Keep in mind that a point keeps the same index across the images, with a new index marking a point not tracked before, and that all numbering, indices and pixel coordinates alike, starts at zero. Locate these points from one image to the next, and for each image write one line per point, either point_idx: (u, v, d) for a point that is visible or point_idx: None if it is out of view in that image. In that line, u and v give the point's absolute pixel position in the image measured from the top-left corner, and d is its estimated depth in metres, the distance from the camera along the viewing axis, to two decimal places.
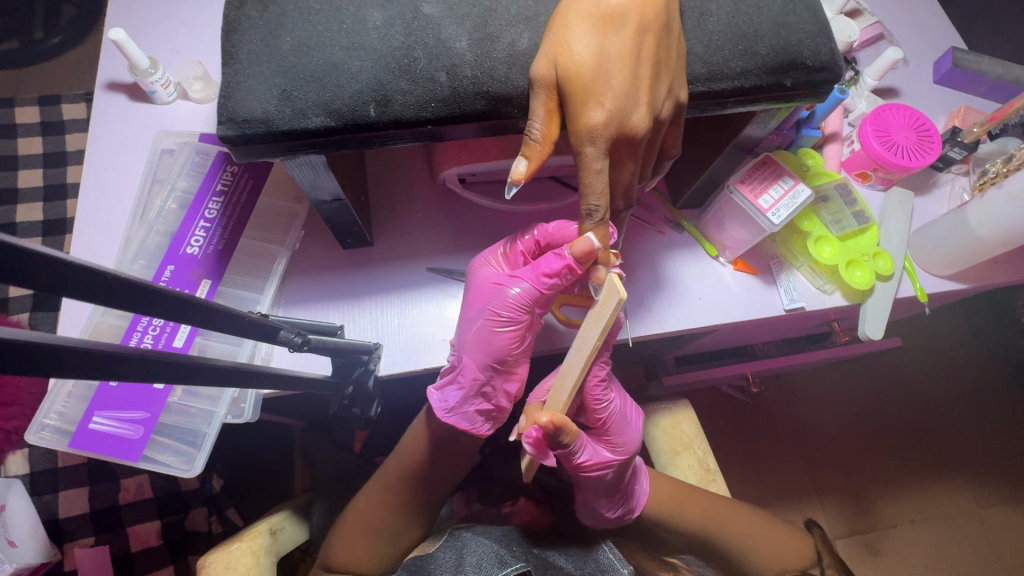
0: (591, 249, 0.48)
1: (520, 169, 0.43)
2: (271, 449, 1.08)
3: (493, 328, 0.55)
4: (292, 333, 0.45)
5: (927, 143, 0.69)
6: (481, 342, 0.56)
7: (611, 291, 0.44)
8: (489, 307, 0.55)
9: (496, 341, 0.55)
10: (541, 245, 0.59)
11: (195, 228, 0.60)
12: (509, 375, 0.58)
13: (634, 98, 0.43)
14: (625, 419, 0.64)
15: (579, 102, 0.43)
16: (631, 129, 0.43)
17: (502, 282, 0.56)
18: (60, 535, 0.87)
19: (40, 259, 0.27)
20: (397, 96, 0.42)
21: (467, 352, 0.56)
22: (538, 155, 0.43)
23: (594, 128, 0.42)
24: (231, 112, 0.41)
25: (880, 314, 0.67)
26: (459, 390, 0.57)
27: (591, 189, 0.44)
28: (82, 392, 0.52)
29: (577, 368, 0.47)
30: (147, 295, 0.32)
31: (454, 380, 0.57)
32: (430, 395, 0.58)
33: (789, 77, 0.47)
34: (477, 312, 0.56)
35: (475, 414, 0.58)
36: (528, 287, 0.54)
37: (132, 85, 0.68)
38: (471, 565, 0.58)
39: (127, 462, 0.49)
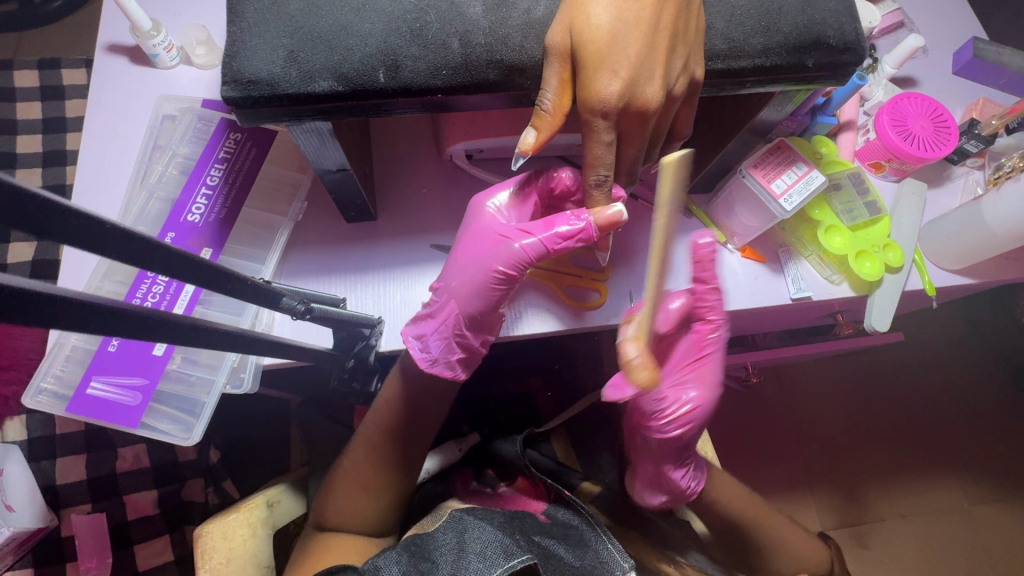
0: (617, 222, 0.50)
1: (527, 140, 0.43)
2: (268, 425, 1.08)
3: (490, 280, 0.53)
4: (294, 300, 0.44)
5: (944, 134, 0.68)
6: (476, 293, 0.54)
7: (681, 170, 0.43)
8: (490, 258, 0.53)
9: (492, 293, 0.54)
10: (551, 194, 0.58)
11: (196, 194, 0.60)
12: (490, 329, 0.57)
13: (648, 72, 0.43)
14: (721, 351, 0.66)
15: (593, 73, 0.42)
16: (643, 103, 0.43)
17: (508, 236, 0.54)
18: (57, 501, 0.87)
19: (39, 204, 0.26)
20: (407, 61, 0.41)
21: (455, 300, 0.54)
22: (548, 127, 0.43)
23: (606, 100, 0.42)
24: (235, 72, 0.40)
25: (887, 306, 0.66)
26: (440, 339, 0.55)
27: (600, 160, 0.46)
28: (81, 357, 0.51)
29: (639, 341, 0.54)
30: (150, 250, 0.31)
31: (435, 327, 0.55)
32: (410, 344, 0.55)
33: (811, 57, 0.46)
34: (477, 260, 0.54)
35: (452, 364, 0.56)
36: (535, 243, 0.53)
37: (134, 48, 0.66)
38: (474, 552, 0.56)
39: (125, 428, 0.49)
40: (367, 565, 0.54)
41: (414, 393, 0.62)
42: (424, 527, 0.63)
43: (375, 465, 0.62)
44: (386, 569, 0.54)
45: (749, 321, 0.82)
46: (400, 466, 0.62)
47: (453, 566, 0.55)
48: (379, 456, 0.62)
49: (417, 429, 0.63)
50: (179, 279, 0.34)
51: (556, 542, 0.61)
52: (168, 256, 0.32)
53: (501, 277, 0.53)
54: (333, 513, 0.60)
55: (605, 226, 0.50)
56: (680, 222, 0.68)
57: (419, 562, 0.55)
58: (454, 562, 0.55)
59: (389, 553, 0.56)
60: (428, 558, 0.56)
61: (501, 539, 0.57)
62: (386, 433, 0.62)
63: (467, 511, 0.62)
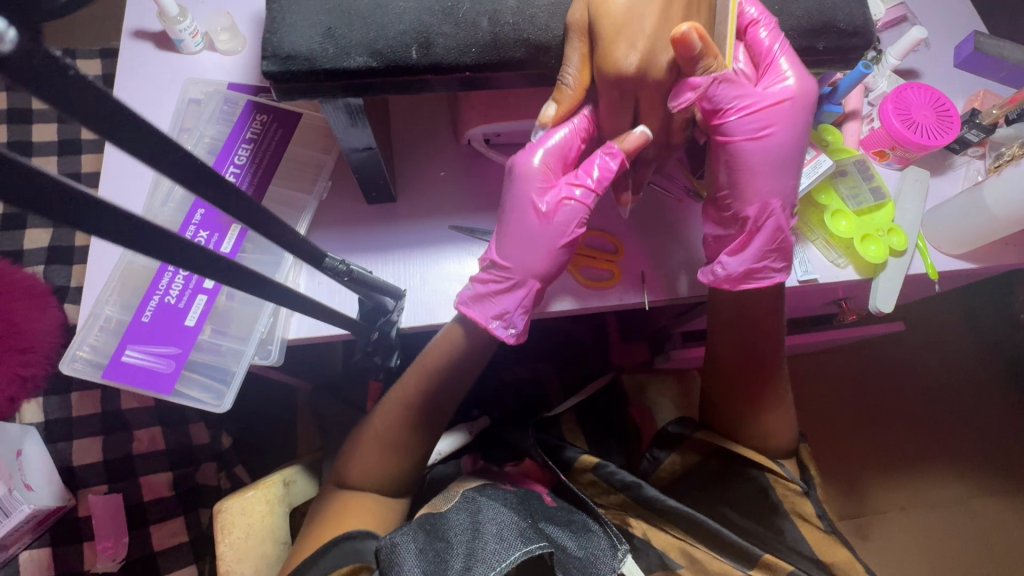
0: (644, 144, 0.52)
1: (548, 113, 0.50)
2: (279, 412, 1.10)
3: (566, 241, 0.55)
4: (336, 261, 0.50)
5: (946, 124, 0.70)
6: (552, 263, 0.55)
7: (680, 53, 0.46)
8: (560, 225, 0.54)
9: (568, 254, 0.56)
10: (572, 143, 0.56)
11: (225, 173, 0.62)
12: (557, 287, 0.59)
13: (662, 43, 0.46)
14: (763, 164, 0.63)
15: (612, 47, 0.46)
16: (659, 71, 0.47)
17: (568, 195, 0.55)
18: (75, 482, 0.88)
19: (111, 104, 0.27)
20: (439, 38, 0.43)
21: (537, 276, 0.55)
22: (569, 100, 0.48)
23: (624, 70, 0.46)
24: (275, 47, 0.42)
25: (891, 287, 0.68)
26: (523, 306, 0.56)
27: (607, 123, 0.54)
28: (115, 327, 0.53)
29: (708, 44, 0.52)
30: (211, 180, 0.34)
31: (513, 295, 0.55)
32: (496, 329, 0.54)
33: (821, 41, 0.50)
34: (547, 233, 0.54)
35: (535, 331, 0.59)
36: (594, 194, 0.55)
37: (159, 34, 0.68)
38: (492, 534, 0.55)
39: (159, 394, 0.51)
40: (383, 545, 0.52)
41: (433, 370, 0.63)
42: (435, 508, 0.62)
43: (393, 441, 0.63)
44: (404, 546, 0.51)
45: None
46: (420, 442, 0.64)
47: (468, 549, 0.54)
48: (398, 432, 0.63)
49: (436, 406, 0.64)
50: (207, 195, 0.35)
51: (556, 528, 0.60)
52: (225, 189, 0.36)
53: (573, 237, 0.56)
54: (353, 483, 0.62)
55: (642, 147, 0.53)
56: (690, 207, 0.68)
57: (435, 540, 0.54)
58: (468, 544, 0.54)
59: (405, 530, 0.54)
60: (443, 537, 0.55)
61: (518, 522, 0.57)
62: (405, 410, 0.63)
63: (478, 492, 0.62)
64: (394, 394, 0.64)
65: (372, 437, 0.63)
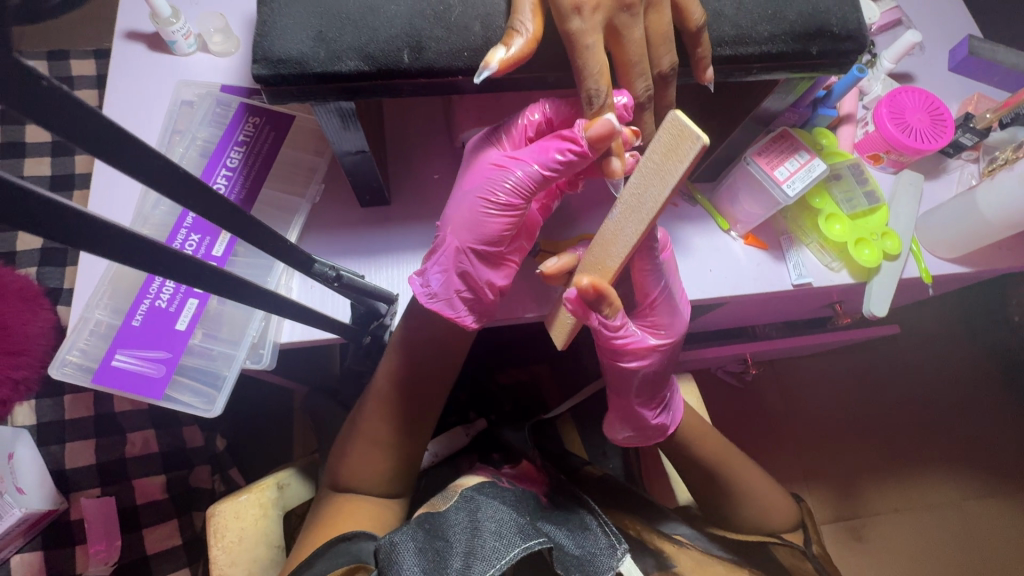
0: (609, 135, 0.46)
1: (496, 56, 0.41)
2: (272, 415, 1.09)
3: (485, 211, 0.53)
4: (326, 267, 0.49)
5: (941, 127, 0.70)
6: (471, 223, 0.53)
7: (678, 135, 0.44)
8: (488, 188, 0.53)
9: (487, 224, 0.53)
10: (549, 128, 0.55)
11: (217, 176, 0.62)
12: (495, 266, 0.56)
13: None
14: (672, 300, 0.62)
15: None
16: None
17: (504, 164, 0.53)
18: (67, 485, 0.87)
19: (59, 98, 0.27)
20: (431, 43, 0.43)
21: (454, 231, 0.54)
22: (521, 46, 0.42)
23: (579, 0, 0.43)
24: (266, 51, 0.42)
25: (885, 292, 0.68)
26: (442, 272, 0.54)
27: (589, 70, 0.44)
28: (104, 331, 0.53)
29: (629, 235, 0.50)
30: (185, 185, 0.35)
31: (436, 261, 0.55)
32: (411, 279, 0.55)
33: (815, 44, 0.48)
34: (472, 192, 0.54)
35: (453, 300, 0.55)
36: (533, 171, 0.52)
37: (152, 35, 0.68)
38: (489, 532, 0.55)
39: (149, 399, 0.51)
40: (381, 543, 0.52)
41: (425, 372, 0.63)
42: (435, 506, 0.62)
43: (382, 446, 0.62)
44: (402, 546, 0.52)
45: (751, 310, 0.84)
46: (413, 444, 0.64)
47: (467, 547, 0.54)
48: (391, 435, 0.63)
49: (429, 408, 0.64)
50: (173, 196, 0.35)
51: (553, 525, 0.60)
52: (204, 195, 0.36)
53: (497, 204, 0.53)
54: (346, 488, 0.61)
55: (596, 143, 0.46)
56: (685, 210, 0.70)
57: (433, 540, 0.55)
58: (469, 542, 0.54)
59: (405, 529, 0.54)
60: (443, 536, 0.55)
61: (517, 520, 0.57)
62: (398, 412, 0.63)
63: (477, 491, 0.61)
64: (387, 396, 0.63)
65: (366, 440, 0.62)
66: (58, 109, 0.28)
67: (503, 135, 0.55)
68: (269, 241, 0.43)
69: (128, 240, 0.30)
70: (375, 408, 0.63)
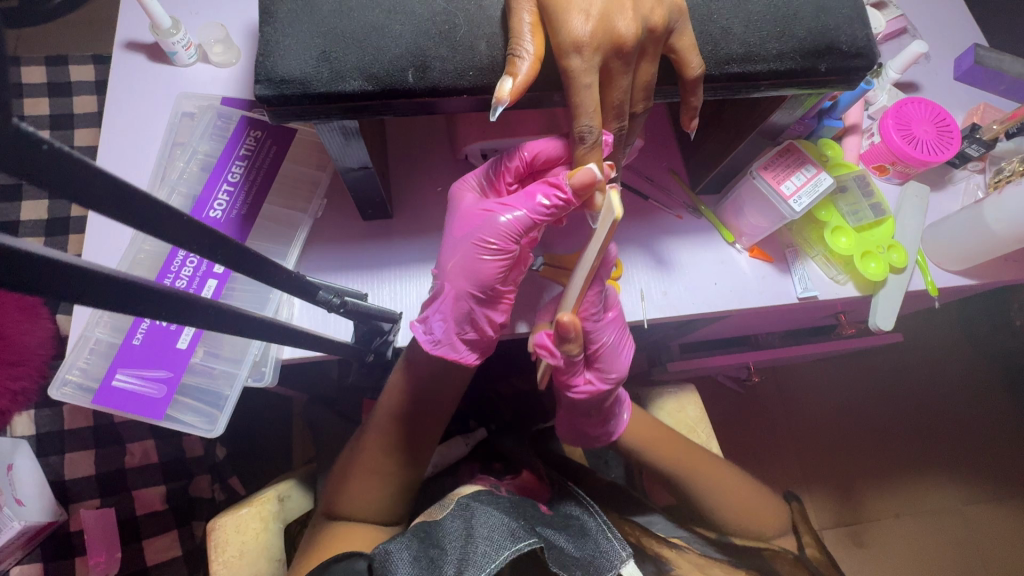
0: (593, 182, 0.46)
1: (505, 88, 0.41)
2: (272, 423, 1.07)
3: (479, 256, 0.53)
4: (329, 294, 0.48)
5: (947, 138, 0.69)
6: (466, 271, 0.53)
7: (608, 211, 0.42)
8: (478, 235, 0.53)
9: (482, 268, 0.53)
10: (531, 166, 0.54)
11: (218, 191, 0.61)
12: (496, 305, 0.56)
13: (618, 8, 0.42)
14: (615, 351, 0.61)
15: (562, 15, 0.42)
16: (619, 37, 0.42)
17: (492, 210, 0.53)
18: (66, 496, 0.86)
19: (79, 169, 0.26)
20: (436, 62, 0.42)
21: (450, 280, 0.54)
22: (525, 73, 0.41)
23: (579, 39, 0.42)
24: (269, 71, 0.41)
25: (891, 305, 0.67)
26: (443, 320, 0.55)
27: (583, 107, 0.43)
28: (105, 349, 0.53)
29: (578, 286, 0.50)
30: (184, 228, 0.32)
31: (437, 310, 0.55)
32: (414, 327, 0.55)
33: (824, 62, 0.47)
34: (464, 238, 0.54)
35: (456, 344, 0.56)
36: (521, 217, 0.52)
37: (152, 45, 0.67)
38: (482, 538, 0.54)
39: (150, 419, 0.51)
40: (376, 552, 0.53)
41: (428, 387, 0.62)
42: (432, 515, 0.60)
43: (387, 457, 0.62)
44: (396, 555, 0.53)
45: (753, 321, 0.84)
46: (416, 459, 0.63)
47: (460, 556, 0.53)
48: (395, 447, 0.62)
49: (432, 421, 0.63)
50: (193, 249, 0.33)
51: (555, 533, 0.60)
52: (204, 234, 0.33)
53: (489, 248, 0.53)
54: (348, 505, 0.60)
55: (580, 190, 0.47)
56: (689, 222, 0.69)
57: (428, 549, 0.54)
58: (461, 551, 0.54)
59: (399, 539, 0.55)
60: (437, 545, 0.55)
61: (509, 523, 0.56)
62: (401, 424, 0.62)
63: (473, 498, 0.60)
64: (390, 411, 0.63)
65: (371, 457, 0.62)
66: (54, 166, 0.25)
67: (488, 181, 0.56)
68: (272, 274, 0.41)
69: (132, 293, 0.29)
70: (378, 421, 0.63)
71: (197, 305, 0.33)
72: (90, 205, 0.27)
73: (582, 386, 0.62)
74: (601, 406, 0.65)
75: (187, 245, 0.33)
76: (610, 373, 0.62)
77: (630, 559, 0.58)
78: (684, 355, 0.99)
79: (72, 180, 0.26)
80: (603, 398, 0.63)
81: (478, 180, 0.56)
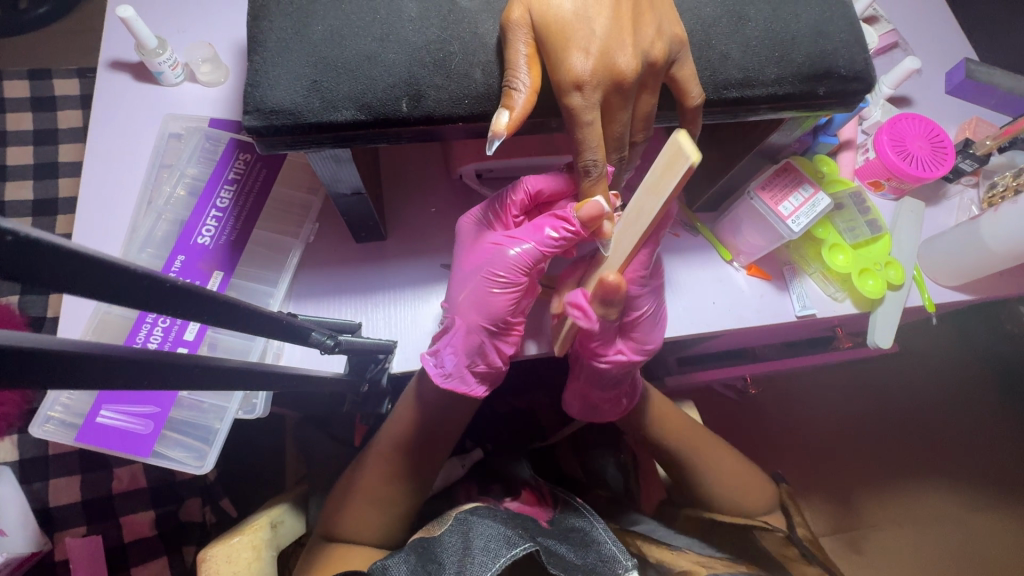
0: (601, 216, 0.46)
1: (502, 122, 0.40)
2: (263, 443, 1.05)
3: (490, 288, 0.52)
4: (322, 335, 0.46)
5: (941, 155, 0.70)
6: (477, 303, 0.52)
7: (674, 157, 0.41)
8: (488, 268, 0.52)
9: (492, 301, 0.52)
10: (536, 200, 0.54)
11: (206, 217, 0.59)
12: (507, 337, 0.54)
13: (618, 43, 0.41)
14: (655, 320, 0.62)
15: (561, 52, 0.41)
16: (619, 73, 0.41)
17: (501, 243, 0.52)
18: (51, 523, 0.83)
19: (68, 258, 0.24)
20: (431, 91, 0.41)
21: (461, 313, 0.53)
22: (522, 107, 0.40)
23: (580, 76, 0.41)
24: (258, 101, 0.40)
25: (890, 322, 0.67)
26: (454, 353, 0.53)
27: (587, 143, 0.42)
28: (89, 385, 0.52)
29: (625, 245, 0.48)
30: (156, 292, 0.29)
31: (447, 343, 0.53)
32: (425, 360, 0.54)
33: (823, 86, 0.47)
34: (474, 272, 0.53)
35: (467, 377, 0.54)
36: (530, 249, 0.51)
37: (137, 65, 0.65)
38: (479, 548, 0.53)
39: (137, 457, 0.50)
40: (373, 566, 0.52)
41: (424, 413, 0.61)
42: (429, 531, 0.59)
43: (383, 484, 0.61)
44: (394, 568, 0.51)
45: (750, 336, 0.83)
46: (413, 487, 0.62)
47: (459, 565, 0.52)
48: (393, 473, 0.61)
49: (430, 447, 0.62)
50: (180, 310, 0.31)
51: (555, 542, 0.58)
52: (192, 300, 0.32)
53: (500, 280, 0.52)
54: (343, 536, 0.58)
55: (588, 223, 0.47)
56: (687, 240, 0.69)
57: (426, 563, 0.53)
58: (459, 561, 0.53)
59: (396, 554, 0.53)
60: (435, 559, 0.53)
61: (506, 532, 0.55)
62: (399, 449, 0.61)
63: (470, 512, 0.59)
64: (386, 438, 0.61)
65: (367, 485, 0.60)
66: (37, 261, 0.23)
67: (492, 214, 0.55)
68: (263, 324, 0.39)
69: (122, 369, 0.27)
70: (374, 449, 0.62)
71: (182, 367, 0.31)
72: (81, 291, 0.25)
73: (613, 356, 0.63)
74: (622, 380, 0.66)
75: (177, 312, 0.31)
76: (646, 344, 0.63)
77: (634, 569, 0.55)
78: (681, 368, 0.99)
79: (56, 267, 0.24)
80: (631, 369, 0.64)
81: (484, 213, 0.55)
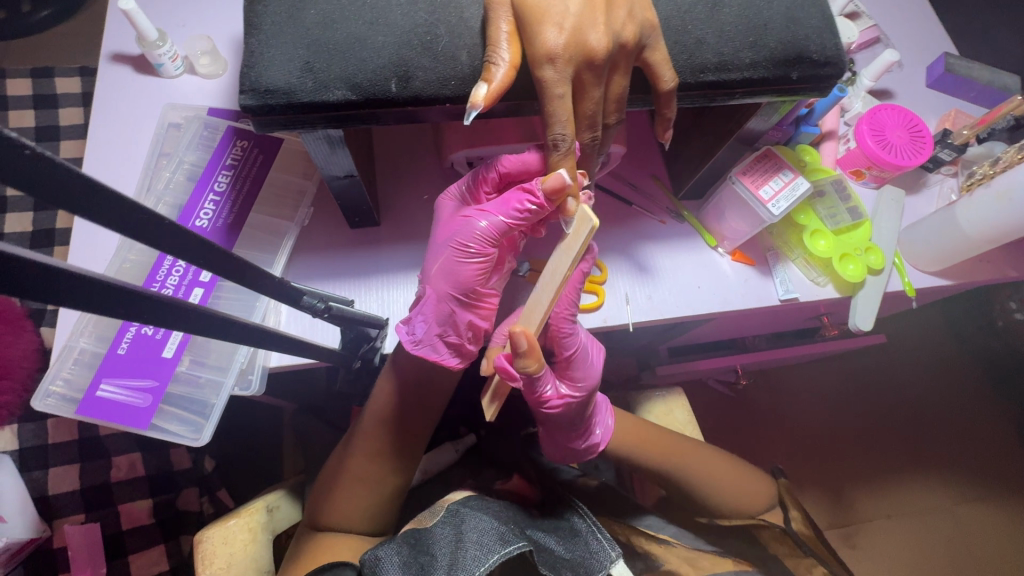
0: (563, 188, 0.47)
1: (480, 94, 0.42)
2: (260, 434, 1.06)
3: (459, 259, 0.54)
4: (314, 299, 0.48)
5: (919, 144, 0.71)
6: (447, 273, 0.54)
7: (582, 221, 0.47)
8: (457, 238, 0.54)
9: (461, 272, 0.54)
10: (506, 178, 0.56)
11: (204, 200, 0.61)
12: (477, 309, 0.56)
13: (590, 21, 0.44)
14: (586, 353, 0.62)
15: (537, 28, 0.43)
16: (591, 51, 0.43)
17: (471, 216, 0.54)
18: (50, 512, 0.84)
19: (85, 185, 0.27)
20: (418, 72, 0.43)
21: (432, 283, 0.55)
22: (500, 80, 0.42)
23: (553, 51, 0.43)
24: (253, 81, 0.42)
25: (870, 305, 0.69)
26: (425, 321, 0.55)
27: (560, 118, 0.45)
28: (90, 360, 0.55)
29: (544, 302, 0.49)
30: (163, 232, 0.31)
31: (420, 312, 0.55)
32: (397, 329, 0.56)
33: (795, 70, 0.49)
34: (444, 244, 0.55)
35: (437, 345, 0.56)
36: (497, 222, 0.53)
37: (138, 57, 0.67)
38: (471, 543, 0.54)
39: (136, 429, 0.52)
40: (363, 559, 0.52)
41: (416, 395, 0.63)
42: (421, 523, 0.59)
43: (375, 461, 0.62)
44: (385, 561, 0.51)
45: (737, 324, 0.85)
46: (404, 465, 0.63)
47: (450, 559, 0.53)
48: (385, 450, 0.62)
49: (423, 426, 0.64)
50: (185, 256, 0.34)
51: (544, 535, 0.59)
52: (186, 239, 0.33)
53: (468, 250, 0.54)
54: (334, 515, 0.59)
55: (551, 195, 0.48)
56: (673, 227, 0.71)
57: (419, 555, 0.53)
58: (452, 555, 0.53)
59: (389, 543, 0.53)
60: (428, 551, 0.54)
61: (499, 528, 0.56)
62: (390, 428, 0.63)
63: (463, 504, 0.60)
64: (378, 418, 0.63)
65: (361, 466, 0.62)
66: (42, 174, 0.25)
67: (467, 190, 0.57)
68: (258, 280, 0.41)
69: (122, 300, 0.30)
70: (366, 429, 0.63)
71: (185, 312, 0.33)
72: (74, 209, 0.27)
73: (556, 400, 0.60)
74: (584, 415, 0.64)
75: (169, 250, 0.32)
76: (581, 381, 0.61)
77: (621, 559, 0.56)
78: (672, 359, 1.00)
79: (54, 185, 0.26)
80: (577, 407, 0.62)
81: (461, 190, 0.58)
